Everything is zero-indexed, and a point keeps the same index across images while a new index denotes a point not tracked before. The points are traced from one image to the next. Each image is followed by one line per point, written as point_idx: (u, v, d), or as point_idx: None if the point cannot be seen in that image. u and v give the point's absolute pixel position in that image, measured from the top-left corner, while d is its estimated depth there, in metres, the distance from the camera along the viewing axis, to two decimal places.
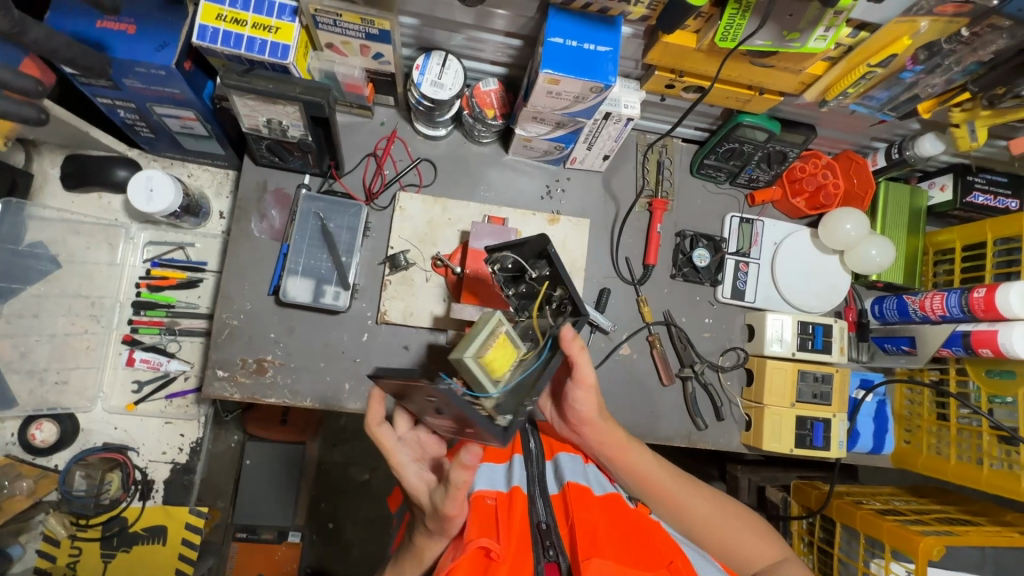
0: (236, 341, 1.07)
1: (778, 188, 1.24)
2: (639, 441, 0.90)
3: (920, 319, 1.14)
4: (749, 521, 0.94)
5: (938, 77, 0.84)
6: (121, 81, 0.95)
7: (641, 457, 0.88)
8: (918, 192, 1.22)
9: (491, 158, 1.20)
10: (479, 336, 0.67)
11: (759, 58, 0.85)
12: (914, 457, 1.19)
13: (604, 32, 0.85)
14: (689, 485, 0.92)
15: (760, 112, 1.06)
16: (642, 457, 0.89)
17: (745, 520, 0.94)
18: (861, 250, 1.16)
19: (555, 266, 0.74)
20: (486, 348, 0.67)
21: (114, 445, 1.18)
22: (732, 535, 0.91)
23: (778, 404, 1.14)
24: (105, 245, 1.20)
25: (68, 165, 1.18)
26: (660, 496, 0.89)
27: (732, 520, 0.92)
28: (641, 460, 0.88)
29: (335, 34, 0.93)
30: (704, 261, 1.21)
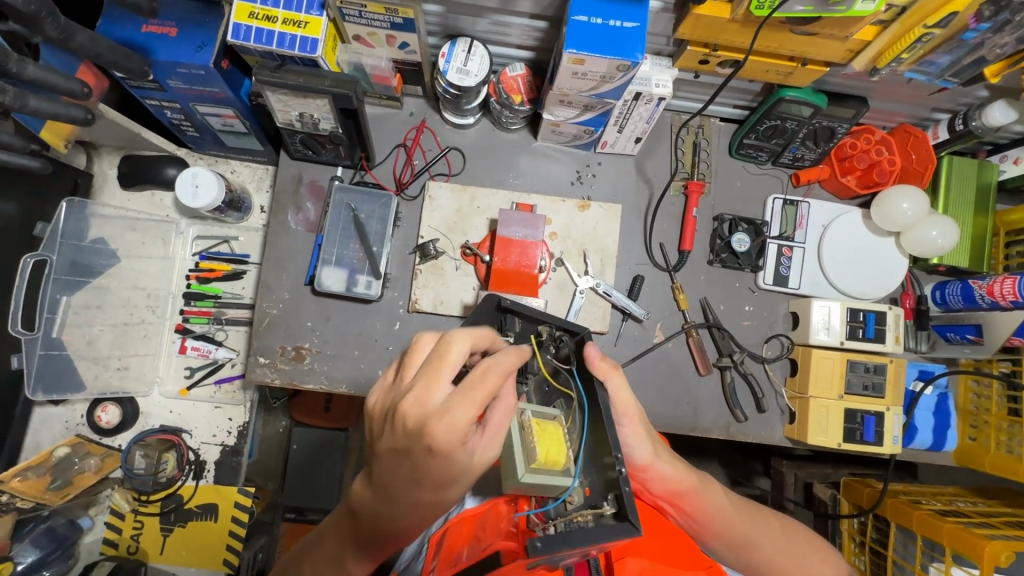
0: (275, 330, 1.12)
1: (826, 167, 1.16)
2: (705, 479, 0.86)
3: (988, 305, 1.05)
4: (817, 549, 0.93)
5: (1007, 35, 0.76)
6: (166, 83, 1.00)
7: (713, 492, 0.86)
8: (988, 167, 1.11)
9: (520, 146, 1.19)
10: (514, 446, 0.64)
11: (799, 26, 0.79)
12: (981, 455, 1.10)
13: (629, 8, 0.81)
14: (751, 514, 0.89)
15: (804, 85, 1.00)
16: (713, 492, 0.86)
17: (812, 543, 0.93)
18: (920, 232, 1.07)
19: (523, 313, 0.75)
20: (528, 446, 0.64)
21: (170, 427, 1.25)
22: (802, 557, 0.90)
23: (824, 396, 1.08)
24: (159, 241, 1.29)
25: (124, 165, 1.26)
26: (729, 534, 0.86)
27: (802, 546, 0.91)
28: (707, 499, 0.85)
29: (361, 26, 0.94)
30: (744, 246, 1.14)
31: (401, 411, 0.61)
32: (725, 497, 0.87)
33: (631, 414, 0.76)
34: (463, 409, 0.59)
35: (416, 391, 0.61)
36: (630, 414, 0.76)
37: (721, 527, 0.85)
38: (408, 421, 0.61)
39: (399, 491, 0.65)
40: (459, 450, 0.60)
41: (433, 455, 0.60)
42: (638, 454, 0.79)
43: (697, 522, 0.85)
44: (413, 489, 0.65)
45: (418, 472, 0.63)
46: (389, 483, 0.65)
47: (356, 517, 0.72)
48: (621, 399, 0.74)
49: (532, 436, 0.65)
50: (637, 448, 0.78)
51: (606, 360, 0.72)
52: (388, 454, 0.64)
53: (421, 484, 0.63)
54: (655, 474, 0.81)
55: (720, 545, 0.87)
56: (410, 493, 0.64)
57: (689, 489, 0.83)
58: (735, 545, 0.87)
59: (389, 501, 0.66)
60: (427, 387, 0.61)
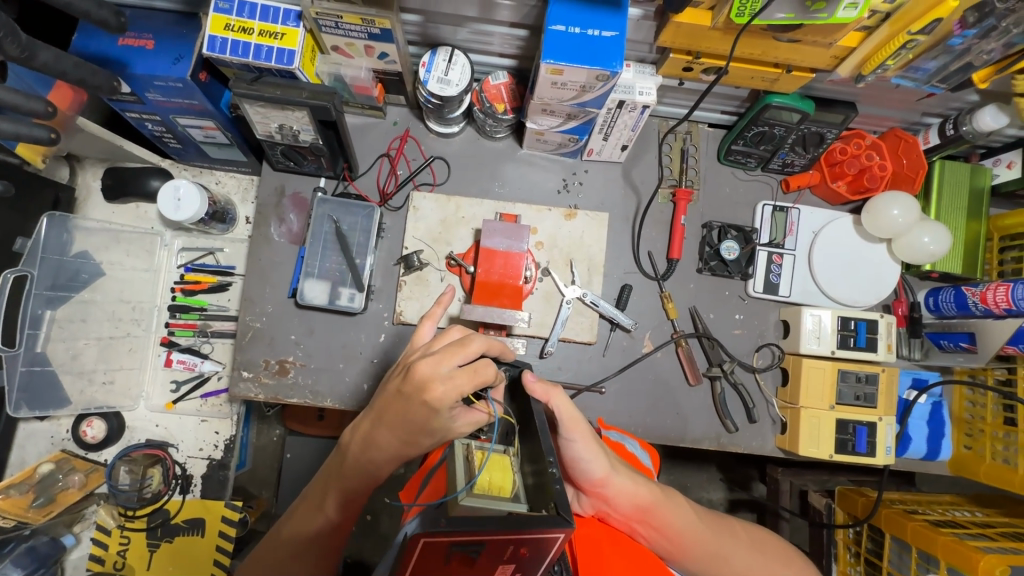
0: (259, 343, 1.10)
1: (816, 173, 1.15)
2: (671, 492, 0.86)
3: (982, 313, 1.03)
4: (794, 563, 0.90)
5: (994, 41, 0.74)
6: (145, 96, 0.99)
7: (679, 508, 0.85)
8: (981, 171, 1.09)
9: (506, 154, 1.17)
10: (457, 471, 0.65)
11: (782, 33, 0.78)
12: (976, 465, 1.08)
13: (609, 17, 0.80)
14: (722, 527, 0.88)
15: (791, 91, 0.98)
16: (679, 507, 0.85)
17: (787, 559, 0.90)
18: (911, 238, 1.05)
19: None
20: (471, 471, 0.65)
21: (156, 441, 1.24)
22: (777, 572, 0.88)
23: (815, 407, 1.06)
24: (144, 252, 1.28)
25: (108, 177, 1.25)
26: (701, 552, 0.84)
27: (777, 563, 0.89)
28: (674, 514, 0.84)
29: (339, 36, 0.92)
30: (733, 254, 1.13)
31: (411, 368, 0.66)
32: (692, 511, 0.86)
33: (581, 431, 0.76)
34: (459, 386, 0.65)
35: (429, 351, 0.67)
36: (580, 428, 0.77)
37: (689, 541, 0.84)
38: (412, 374, 0.66)
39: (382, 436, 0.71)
40: (445, 412, 0.66)
41: (425, 408, 0.66)
42: (595, 471, 0.78)
43: (669, 540, 0.83)
44: (383, 433, 0.71)
45: (399, 422, 0.69)
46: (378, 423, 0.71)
47: (340, 464, 0.77)
48: (569, 417, 0.75)
49: (476, 463, 0.66)
50: (593, 465, 0.77)
51: (544, 382, 0.76)
52: (390, 397, 0.69)
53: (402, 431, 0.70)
54: (614, 488, 0.80)
55: (693, 564, 0.85)
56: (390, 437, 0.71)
57: (654, 503, 0.82)
58: (708, 561, 0.85)
59: (369, 445, 0.73)
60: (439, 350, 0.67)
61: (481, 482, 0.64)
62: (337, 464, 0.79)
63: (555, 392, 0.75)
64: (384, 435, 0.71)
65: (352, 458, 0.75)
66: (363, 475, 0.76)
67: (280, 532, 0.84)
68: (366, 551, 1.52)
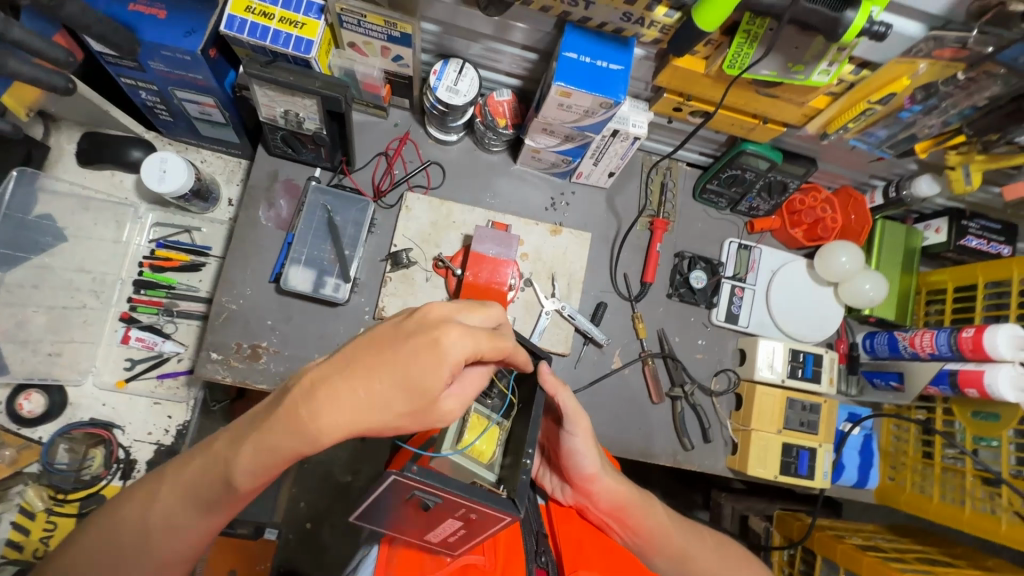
0: (232, 326, 1.08)
1: (777, 218, 1.27)
2: (648, 496, 0.90)
3: (910, 355, 1.15)
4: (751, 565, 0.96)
5: (935, 118, 0.86)
6: (147, 64, 0.98)
7: (652, 510, 0.89)
8: (914, 233, 1.24)
9: (499, 167, 1.23)
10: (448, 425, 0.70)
11: (764, 88, 0.88)
12: (898, 494, 1.20)
13: (616, 51, 0.88)
14: (692, 532, 0.93)
15: (763, 141, 1.11)
16: (652, 510, 0.89)
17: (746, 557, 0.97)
18: (855, 284, 1.18)
19: None
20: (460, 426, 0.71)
21: (100, 421, 1.18)
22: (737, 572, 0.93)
23: (765, 430, 1.15)
24: (113, 223, 1.22)
25: (85, 142, 1.21)
26: (670, 550, 0.89)
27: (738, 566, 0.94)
28: (650, 516, 0.88)
29: (358, 34, 0.96)
30: (700, 282, 1.23)
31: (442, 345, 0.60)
32: (666, 517, 0.91)
33: (580, 425, 0.80)
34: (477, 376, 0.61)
35: (439, 327, 0.61)
36: (581, 422, 0.81)
37: (661, 539, 0.88)
38: (426, 356, 0.60)
39: (355, 420, 0.57)
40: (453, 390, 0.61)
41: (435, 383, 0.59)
42: (587, 465, 0.82)
43: (641, 539, 0.88)
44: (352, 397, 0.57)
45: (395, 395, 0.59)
46: (348, 405, 0.58)
47: (270, 434, 0.58)
48: (572, 409, 0.79)
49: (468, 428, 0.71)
50: (586, 459, 0.82)
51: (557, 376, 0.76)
52: (395, 362, 0.59)
53: (388, 417, 0.59)
54: (600, 485, 0.85)
55: (662, 561, 0.89)
56: (365, 421, 0.58)
57: (631, 503, 0.87)
58: (674, 561, 0.89)
59: (332, 408, 0.58)
60: (453, 330, 0.61)
61: (467, 440, 0.70)
62: (256, 419, 0.61)
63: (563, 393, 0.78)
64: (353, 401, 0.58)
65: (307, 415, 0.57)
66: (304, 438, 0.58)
67: (164, 498, 0.65)
68: (309, 557, 1.47)
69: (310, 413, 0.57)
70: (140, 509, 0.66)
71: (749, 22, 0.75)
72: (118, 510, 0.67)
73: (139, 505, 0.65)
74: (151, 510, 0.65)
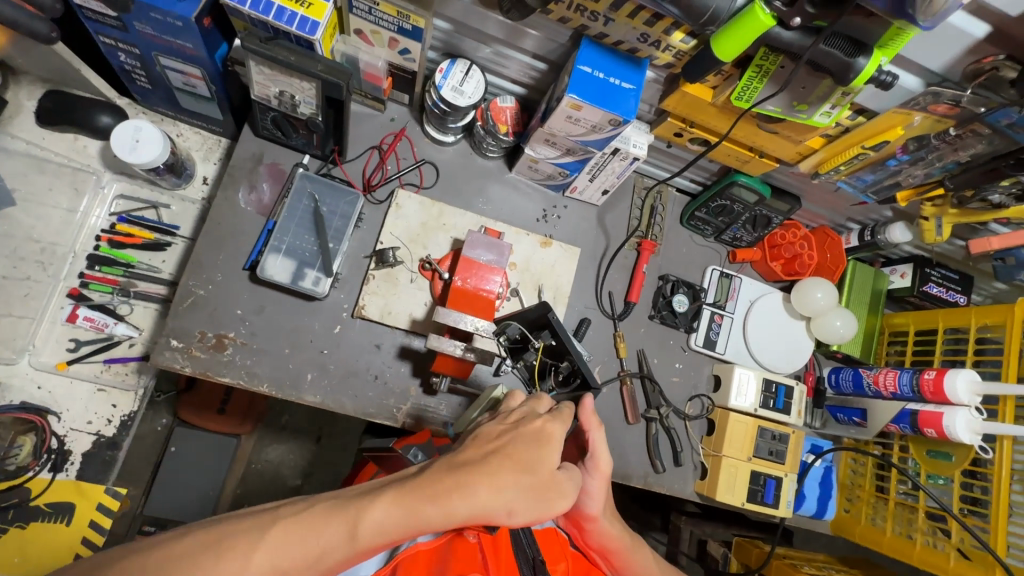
0: (198, 312, 1.01)
1: (759, 250, 1.30)
2: (640, 541, 0.94)
3: (873, 393, 1.20)
4: None
5: (920, 169, 0.91)
6: (132, 24, 0.92)
7: (641, 556, 0.93)
8: (881, 276, 1.31)
9: (494, 174, 1.21)
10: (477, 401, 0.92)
11: (766, 123, 0.90)
12: (853, 525, 1.24)
13: (629, 70, 0.88)
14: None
15: (754, 175, 1.15)
16: (641, 556, 0.93)
17: None
18: (826, 320, 1.23)
19: (557, 334, 0.93)
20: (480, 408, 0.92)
21: (33, 406, 1.06)
22: None
23: (735, 456, 1.16)
24: (70, 190, 1.12)
25: (48, 100, 1.11)
26: None
27: None
28: (639, 559, 0.92)
29: (367, 22, 0.93)
30: (682, 307, 1.24)
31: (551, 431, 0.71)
32: (654, 563, 0.95)
33: (600, 470, 0.84)
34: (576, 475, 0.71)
35: (541, 419, 0.72)
36: (603, 469, 0.85)
37: None
38: (533, 446, 0.69)
39: (491, 497, 0.63)
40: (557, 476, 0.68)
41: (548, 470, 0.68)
42: (592, 506, 0.87)
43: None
44: (488, 472, 0.64)
45: (517, 475, 0.65)
46: (485, 478, 0.63)
47: (412, 496, 0.61)
48: (601, 452, 0.83)
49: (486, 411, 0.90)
50: (593, 501, 0.86)
51: (594, 414, 0.82)
52: (504, 453, 0.67)
53: (513, 498, 0.64)
54: (598, 526, 0.89)
55: None
56: (491, 500, 0.63)
57: (624, 549, 0.91)
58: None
59: (460, 489, 0.62)
60: (557, 427, 0.72)
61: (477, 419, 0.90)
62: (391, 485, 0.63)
63: (598, 439, 0.83)
64: (481, 487, 0.63)
65: (446, 479, 0.62)
66: (435, 505, 0.61)
67: (250, 548, 0.57)
68: None
69: (451, 481, 0.63)
70: (208, 545, 0.56)
71: (763, 58, 0.76)
72: (173, 547, 0.56)
73: (211, 549, 0.56)
74: (227, 558, 0.56)
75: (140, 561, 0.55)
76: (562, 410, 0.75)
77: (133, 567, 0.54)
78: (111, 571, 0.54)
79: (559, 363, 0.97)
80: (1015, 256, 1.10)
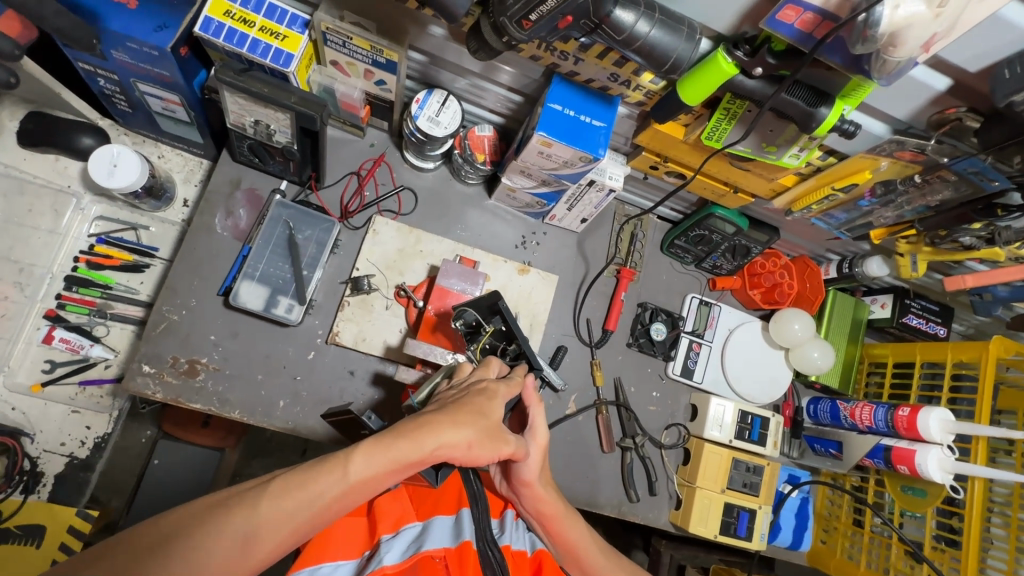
0: (170, 338, 1.01)
1: (739, 279, 1.30)
2: (573, 511, 0.91)
3: (849, 425, 1.20)
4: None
5: (890, 211, 0.91)
6: (109, 53, 0.92)
7: (574, 526, 0.89)
8: (861, 306, 1.30)
9: (473, 200, 1.21)
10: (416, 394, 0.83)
11: (738, 161, 0.90)
12: (828, 558, 1.24)
13: (600, 108, 0.89)
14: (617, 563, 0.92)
15: (732, 207, 1.15)
16: (575, 525, 0.89)
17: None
18: (804, 351, 1.22)
19: (506, 319, 0.88)
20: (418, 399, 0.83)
21: (6, 428, 1.06)
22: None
23: (709, 488, 1.16)
24: (50, 212, 1.13)
25: (29, 122, 1.11)
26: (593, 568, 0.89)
27: None
28: (574, 529, 0.89)
29: (342, 54, 0.93)
30: (660, 335, 1.24)
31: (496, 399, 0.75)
32: (594, 543, 0.91)
33: (540, 443, 0.85)
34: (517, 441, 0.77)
35: (488, 381, 0.77)
36: (538, 438, 0.85)
37: (580, 554, 0.89)
38: (481, 397, 0.73)
39: (456, 431, 0.67)
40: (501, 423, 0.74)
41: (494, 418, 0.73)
42: (524, 474, 0.84)
43: (560, 548, 0.89)
44: (450, 414, 0.68)
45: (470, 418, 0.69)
46: (448, 417, 0.67)
47: (388, 436, 0.63)
48: (540, 425, 0.85)
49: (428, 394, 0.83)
50: (525, 468, 0.83)
51: (535, 390, 0.85)
52: (461, 402, 0.71)
53: (471, 433, 0.68)
54: (531, 492, 0.86)
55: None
56: (457, 435, 0.67)
57: (556, 514, 0.88)
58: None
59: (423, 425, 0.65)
60: (500, 387, 0.76)
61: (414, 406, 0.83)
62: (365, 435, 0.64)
63: (537, 413, 0.85)
64: (444, 423, 0.66)
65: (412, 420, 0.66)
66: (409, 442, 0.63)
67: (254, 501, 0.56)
68: None
69: (419, 422, 0.65)
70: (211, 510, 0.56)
71: (729, 102, 0.77)
72: (173, 516, 0.55)
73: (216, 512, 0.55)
74: (233, 514, 0.55)
75: (143, 530, 0.52)
76: (510, 376, 0.81)
77: (128, 545, 0.51)
78: (109, 553, 0.50)
79: (506, 345, 0.93)
80: (991, 292, 1.10)
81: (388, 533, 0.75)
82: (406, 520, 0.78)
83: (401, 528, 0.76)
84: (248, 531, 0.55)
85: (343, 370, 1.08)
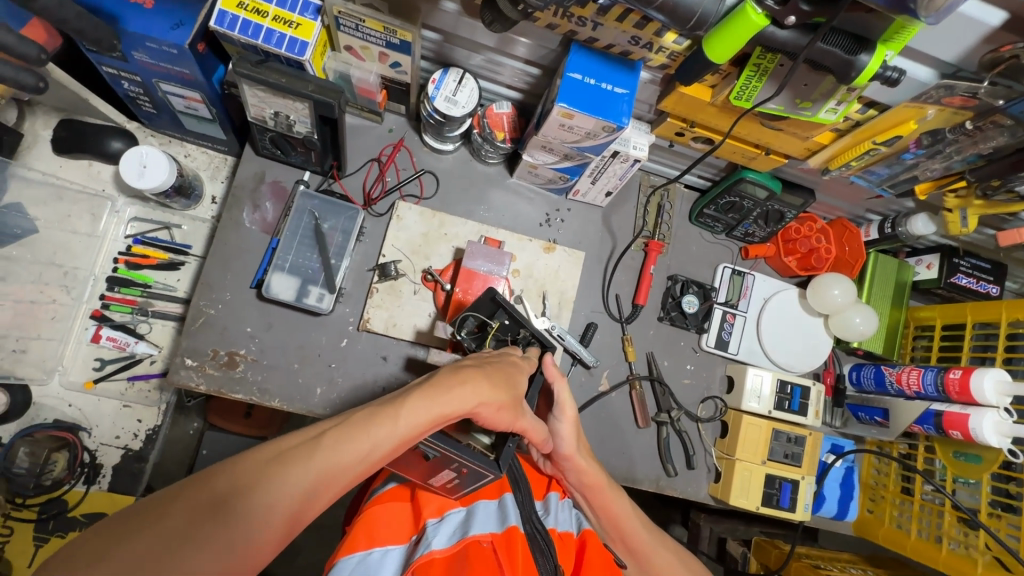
0: (209, 331, 1.04)
1: (772, 246, 1.25)
2: (617, 486, 0.91)
3: (895, 392, 1.15)
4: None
5: (938, 162, 0.86)
6: (131, 54, 0.93)
7: (618, 500, 0.90)
8: (905, 268, 1.24)
9: (495, 179, 1.20)
10: None
11: (769, 120, 0.86)
12: (876, 527, 1.21)
13: (622, 74, 0.85)
14: (661, 539, 0.91)
15: (763, 170, 1.10)
16: (619, 500, 0.90)
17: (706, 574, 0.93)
18: (846, 317, 1.17)
19: (510, 312, 0.85)
20: None
21: (66, 423, 1.12)
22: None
23: (748, 460, 1.14)
24: (87, 216, 1.16)
25: (61, 129, 1.14)
26: (638, 542, 0.89)
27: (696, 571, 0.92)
28: (618, 503, 0.90)
29: (356, 38, 0.92)
30: (692, 308, 1.21)
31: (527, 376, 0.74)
32: (638, 518, 0.91)
33: (567, 416, 0.85)
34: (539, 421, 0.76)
35: (514, 356, 0.76)
36: (568, 412, 0.86)
37: (624, 527, 0.89)
38: (512, 368, 0.72)
39: (494, 392, 0.65)
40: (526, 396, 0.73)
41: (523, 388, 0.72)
42: (562, 448, 0.85)
43: (605, 520, 0.89)
44: (486, 374, 0.67)
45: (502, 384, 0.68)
46: (485, 377, 0.66)
47: (434, 390, 0.61)
48: (567, 400, 0.85)
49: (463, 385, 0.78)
50: (562, 441, 0.85)
51: (556, 365, 0.84)
52: (493, 365, 0.70)
53: (505, 397, 0.67)
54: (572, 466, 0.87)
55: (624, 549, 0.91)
56: (494, 396, 0.65)
57: (599, 486, 0.88)
58: (636, 558, 0.90)
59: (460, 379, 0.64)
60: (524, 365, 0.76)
61: None
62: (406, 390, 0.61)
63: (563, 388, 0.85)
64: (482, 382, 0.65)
65: (450, 377, 0.64)
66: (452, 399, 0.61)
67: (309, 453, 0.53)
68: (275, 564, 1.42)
69: (457, 378, 0.64)
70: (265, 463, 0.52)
71: (760, 57, 0.73)
72: (226, 470, 0.50)
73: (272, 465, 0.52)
74: (289, 468, 0.52)
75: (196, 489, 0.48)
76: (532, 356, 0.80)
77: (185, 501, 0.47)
78: (177, 499, 0.47)
79: (515, 336, 0.88)
80: None
81: (433, 518, 0.76)
82: (450, 507, 0.79)
83: (445, 514, 0.78)
84: (305, 485, 0.52)
85: (376, 355, 1.09)
